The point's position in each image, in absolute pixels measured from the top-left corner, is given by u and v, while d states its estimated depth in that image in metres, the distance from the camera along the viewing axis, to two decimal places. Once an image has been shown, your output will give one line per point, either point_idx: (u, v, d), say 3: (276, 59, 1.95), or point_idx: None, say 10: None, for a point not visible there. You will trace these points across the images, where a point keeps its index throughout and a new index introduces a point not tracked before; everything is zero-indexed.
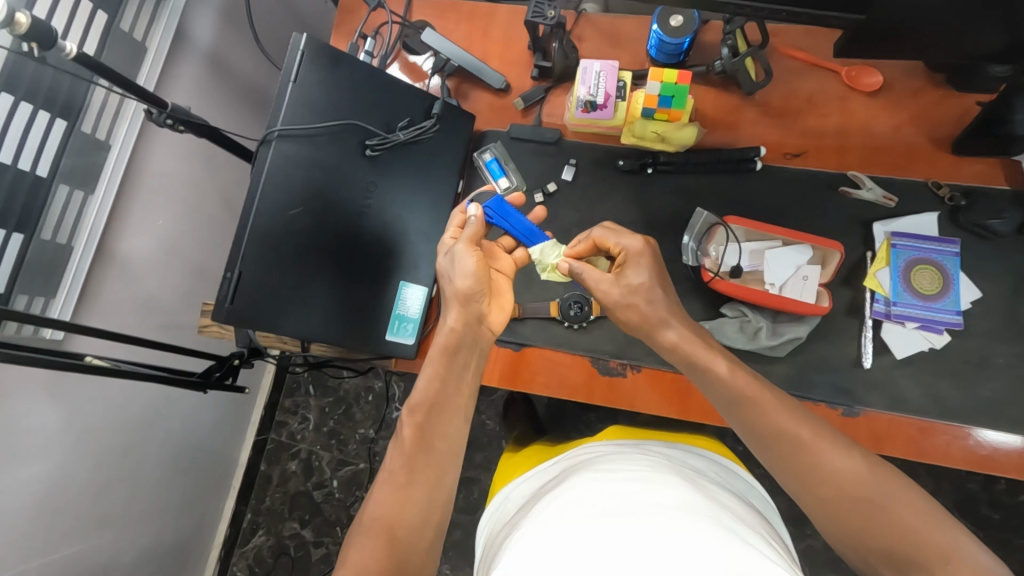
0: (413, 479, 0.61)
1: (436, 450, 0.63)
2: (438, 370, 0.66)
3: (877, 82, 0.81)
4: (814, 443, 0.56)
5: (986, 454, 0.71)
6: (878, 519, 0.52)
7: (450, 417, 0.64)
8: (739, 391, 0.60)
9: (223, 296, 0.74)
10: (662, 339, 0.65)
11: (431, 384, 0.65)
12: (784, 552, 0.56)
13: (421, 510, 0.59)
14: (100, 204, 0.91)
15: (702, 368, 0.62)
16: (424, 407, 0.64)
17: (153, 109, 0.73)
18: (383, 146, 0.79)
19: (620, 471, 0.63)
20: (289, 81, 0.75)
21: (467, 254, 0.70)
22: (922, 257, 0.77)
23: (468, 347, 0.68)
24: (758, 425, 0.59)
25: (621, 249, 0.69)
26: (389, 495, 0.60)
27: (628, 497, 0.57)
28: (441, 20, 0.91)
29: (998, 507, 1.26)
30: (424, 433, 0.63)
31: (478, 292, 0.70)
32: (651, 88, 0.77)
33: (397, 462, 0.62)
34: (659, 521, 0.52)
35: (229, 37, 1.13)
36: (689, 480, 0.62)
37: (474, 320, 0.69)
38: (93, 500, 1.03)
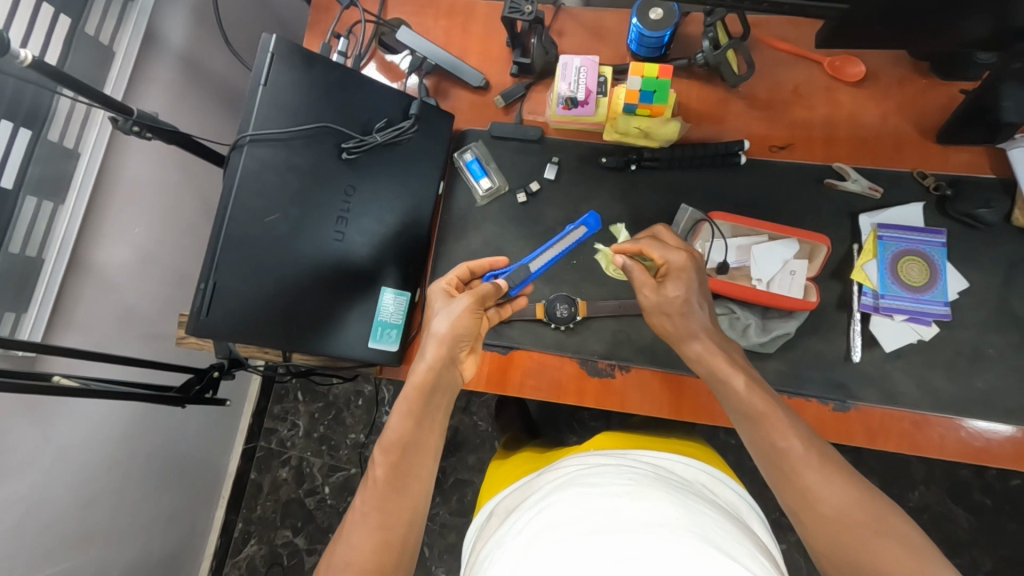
0: (386, 518, 0.60)
1: (408, 490, 0.62)
2: (412, 409, 0.65)
3: (861, 71, 0.79)
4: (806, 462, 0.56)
5: (980, 445, 0.71)
6: (859, 548, 0.52)
7: (424, 457, 0.64)
8: (753, 406, 0.60)
9: (198, 307, 0.71)
10: (687, 350, 0.66)
11: (405, 426, 0.64)
12: (769, 565, 0.56)
13: (394, 547, 0.59)
14: (72, 215, 0.88)
15: (721, 380, 0.63)
16: (399, 446, 0.63)
17: (118, 117, 0.72)
18: (361, 148, 0.76)
19: (603, 483, 0.62)
20: (259, 84, 0.73)
21: (465, 308, 0.68)
22: (910, 248, 0.76)
23: (445, 391, 0.67)
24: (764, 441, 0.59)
25: (665, 261, 0.68)
26: (363, 535, 0.59)
27: (616, 512, 0.56)
28: (419, 17, 0.89)
29: (990, 493, 1.27)
30: (396, 474, 0.62)
31: (464, 340, 0.69)
32: (632, 83, 0.75)
33: (369, 504, 0.61)
34: (646, 540, 0.52)
35: (202, 39, 1.10)
36: (677, 492, 0.61)
37: (452, 364, 0.68)
38: (77, 518, 1.01)
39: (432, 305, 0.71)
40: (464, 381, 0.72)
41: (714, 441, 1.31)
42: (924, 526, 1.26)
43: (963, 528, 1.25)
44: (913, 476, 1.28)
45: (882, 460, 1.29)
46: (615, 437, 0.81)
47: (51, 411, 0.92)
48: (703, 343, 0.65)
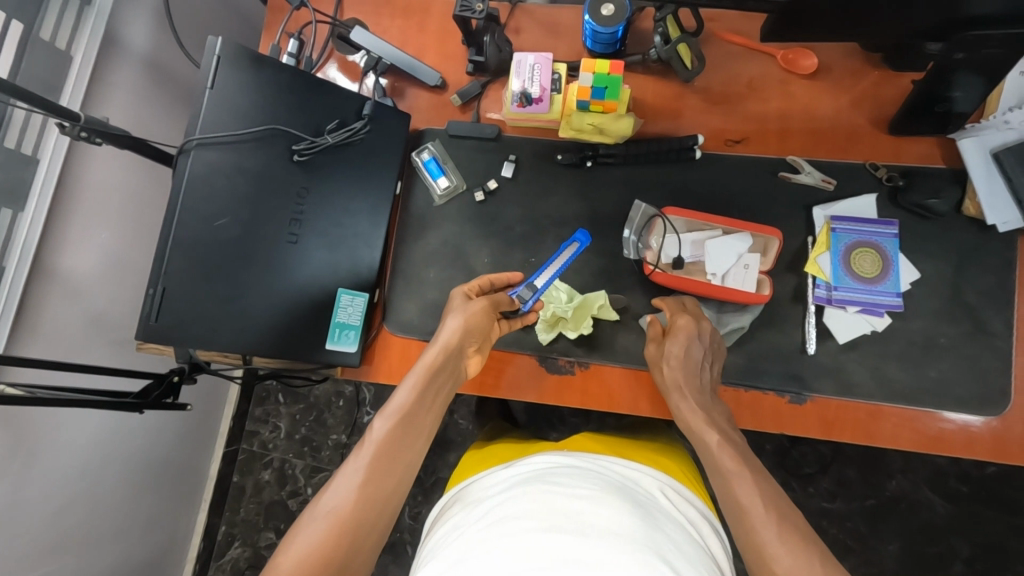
0: (375, 479, 0.60)
1: (399, 459, 0.62)
2: (418, 385, 0.65)
3: (813, 64, 0.80)
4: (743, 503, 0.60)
5: (932, 434, 0.72)
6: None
7: (417, 434, 0.64)
8: (720, 457, 0.64)
9: (148, 311, 0.71)
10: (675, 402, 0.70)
11: (410, 398, 0.65)
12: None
13: (375, 509, 0.59)
14: (32, 222, 0.88)
15: (698, 437, 0.67)
16: (402, 415, 0.63)
17: (65, 123, 0.71)
18: (312, 150, 0.76)
19: (568, 484, 0.62)
20: (206, 87, 0.73)
21: (477, 307, 0.70)
22: (862, 240, 0.77)
23: (449, 377, 0.68)
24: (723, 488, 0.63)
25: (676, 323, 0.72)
26: (350, 490, 0.59)
27: (582, 512, 0.56)
28: (376, 16, 0.88)
29: (966, 480, 1.27)
30: (392, 442, 0.62)
31: (475, 338, 0.70)
32: (583, 79, 0.76)
33: (361, 463, 0.61)
34: (601, 550, 0.51)
35: (165, 41, 1.09)
36: (636, 505, 0.61)
37: (459, 354, 0.69)
38: (50, 528, 1.00)
39: (451, 303, 0.72)
40: (468, 376, 0.73)
41: None
42: (901, 515, 1.26)
43: (940, 515, 1.26)
44: (889, 464, 1.28)
45: (858, 450, 1.30)
46: (593, 439, 0.82)
47: (19, 419, 0.91)
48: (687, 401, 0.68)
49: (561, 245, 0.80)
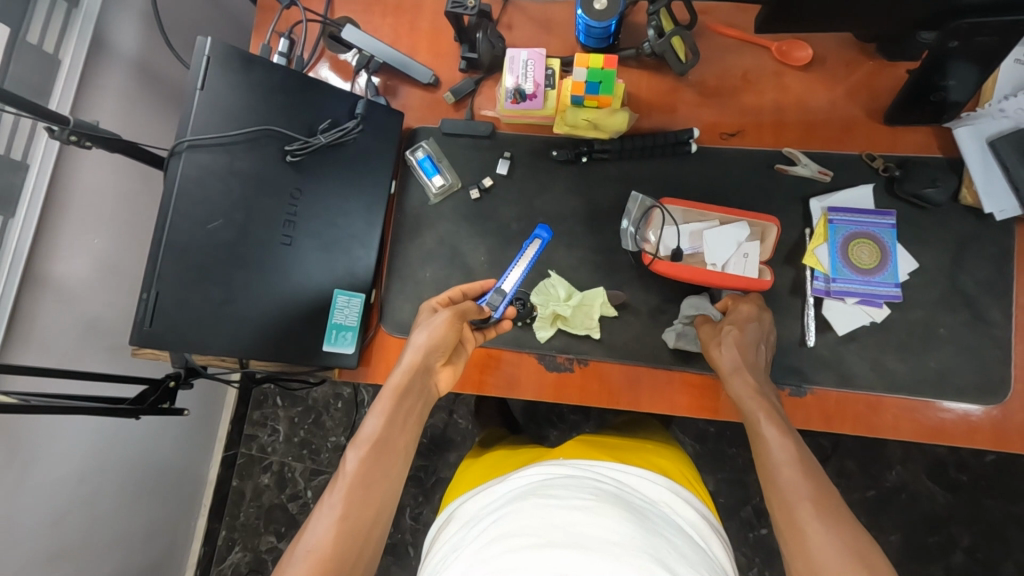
0: (353, 511, 0.59)
1: (377, 487, 0.61)
2: (387, 409, 0.64)
3: (808, 55, 0.79)
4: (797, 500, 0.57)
5: (933, 424, 0.72)
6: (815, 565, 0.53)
7: (394, 458, 0.63)
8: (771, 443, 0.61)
9: (141, 317, 0.70)
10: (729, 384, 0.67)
11: (381, 424, 0.63)
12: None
13: (357, 541, 0.58)
14: (23, 229, 0.87)
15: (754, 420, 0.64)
16: (374, 443, 0.62)
17: (53, 127, 0.70)
18: (305, 150, 0.75)
19: (562, 495, 0.61)
20: (197, 88, 0.72)
21: (442, 321, 0.68)
22: (860, 231, 0.76)
23: (418, 397, 0.67)
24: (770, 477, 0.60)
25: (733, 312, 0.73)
26: (329, 527, 0.57)
27: (574, 526, 0.56)
28: (366, 14, 0.88)
29: (966, 470, 1.27)
30: (367, 472, 0.61)
31: (442, 353, 0.69)
32: (577, 75, 0.75)
33: (337, 497, 0.59)
34: (601, 565, 0.51)
35: (154, 43, 1.08)
36: (634, 511, 0.60)
37: (426, 370, 0.68)
38: (48, 536, 0.99)
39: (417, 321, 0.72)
40: (439, 390, 0.72)
41: (692, 429, 1.31)
42: (902, 505, 1.27)
43: (940, 505, 1.26)
44: (889, 455, 1.28)
45: (858, 441, 1.30)
46: (583, 444, 0.81)
47: (14, 429, 0.90)
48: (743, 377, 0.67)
49: (523, 245, 0.78)
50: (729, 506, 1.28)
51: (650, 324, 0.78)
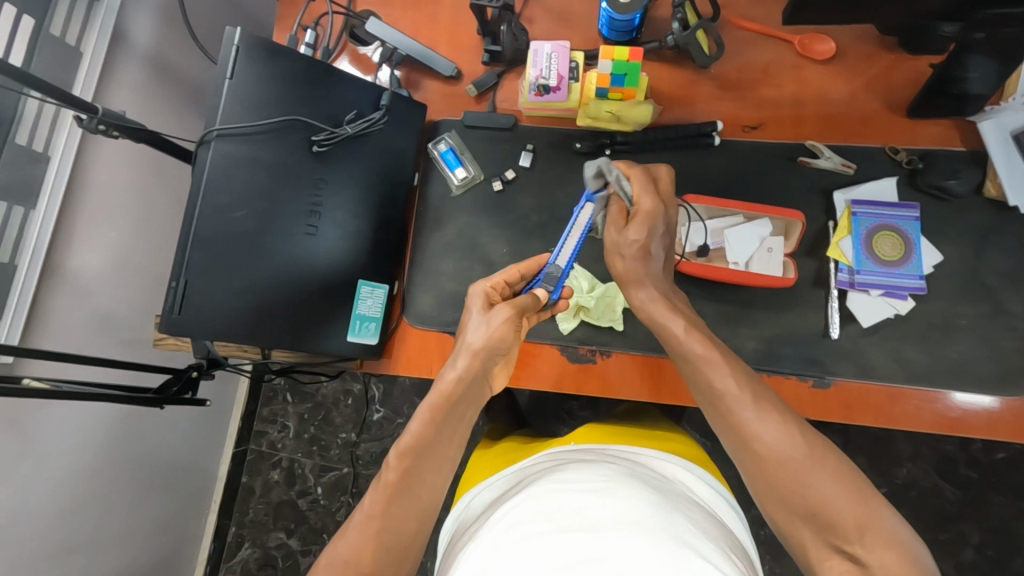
0: (389, 523, 0.59)
1: (416, 497, 0.61)
2: (433, 416, 0.64)
3: (830, 49, 0.79)
4: (748, 408, 0.58)
5: (956, 417, 0.72)
6: (803, 489, 0.54)
7: (437, 466, 0.63)
8: (693, 354, 0.61)
9: (171, 305, 0.70)
10: (633, 297, 0.67)
11: (425, 431, 0.63)
12: (743, 567, 0.54)
13: (395, 552, 0.59)
14: (43, 220, 0.87)
15: (660, 326, 0.64)
16: (413, 453, 0.62)
17: (83, 116, 0.70)
18: (331, 141, 0.76)
19: (576, 479, 0.60)
20: (225, 78, 0.72)
21: (503, 321, 0.65)
22: (883, 224, 0.76)
23: (468, 404, 0.65)
24: (704, 387, 0.60)
25: (639, 201, 0.65)
26: (365, 536, 0.59)
27: (589, 507, 0.54)
28: (387, 7, 0.88)
29: (976, 466, 1.27)
30: (406, 480, 0.61)
31: (501, 352, 0.66)
32: (603, 66, 0.75)
33: (377, 503, 0.60)
34: (619, 548, 0.49)
35: (171, 37, 1.08)
36: (654, 491, 0.59)
37: (483, 374, 0.66)
38: (59, 526, 0.99)
39: (467, 308, 0.69)
40: (492, 393, 0.71)
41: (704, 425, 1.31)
42: (913, 502, 1.27)
43: (950, 502, 1.26)
44: (900, 452, 1.28)
45: (869, 438, 1.30)
46: (596, 429, 0.82)
47: (27, 420, 0.90)
48: (649, 292, 0.65)
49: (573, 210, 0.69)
50: (742, 503, 1.28)
51: None
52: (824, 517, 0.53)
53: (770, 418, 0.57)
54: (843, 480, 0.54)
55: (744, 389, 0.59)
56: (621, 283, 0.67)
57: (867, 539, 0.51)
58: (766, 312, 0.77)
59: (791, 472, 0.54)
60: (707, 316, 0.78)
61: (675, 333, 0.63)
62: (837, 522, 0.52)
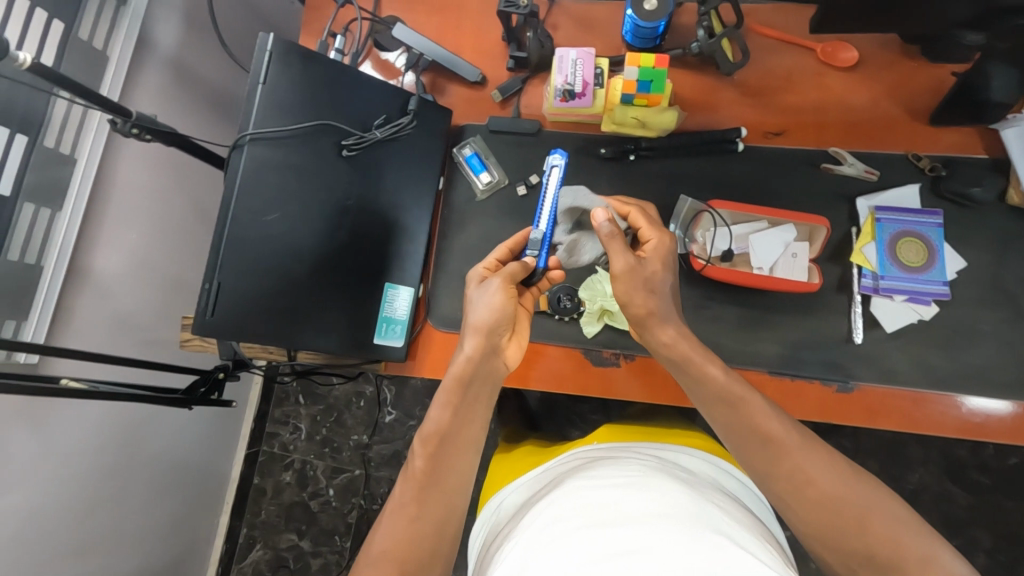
0: (421, 513, 0.60)
1: (445, 485, 0.62)
2: (451, 400, 0.64)
3: (853, 56, 0.80)
4: (798, 451, 0.59)
5: (979, 422, 0.72)
6: (865, 528, 0.55)
7: (462, 452, 0.63)
8: (724, 393, 0.63)
9: (203, 307, 0.71)
10: (660, 336, 0.65)
11: (444, 416, 0.63)
12: (782, 557, 0.54)
13: (431, 537, 0.60)
14: (69, 221, 0.87)
15: (696, 367, 0.64)
16: (436, 438, 0.63)
17: (117, 119, 0.71)
18: (360, 145, 0.77)
19: (605, 473, 0.61)
20: (258, 83, 0.73)
21: (496, 291, 0.66)
22: (906, 230, 0.77)
23: (484, 382, 0.65)
24: (747, 428, 0.61)
25: (648, 236, 0.69)
26: (398, 528, 0.60)
27: (622, 501, 0.55)
28: (411, 13, 0.89)
29: (988, 472, 1.27)
30: (433, 469, 0.62)
31: (504, 325, 0.67)
32: (628, 74, 0.76)
33: (408, 495, 0.61)
34: (655, 535, 0.50)
35: (195, 41, 1.09)
36: (686, 485, 0.60)
37: (492, 352, 0.66)
38: (79, 527, 0.99)
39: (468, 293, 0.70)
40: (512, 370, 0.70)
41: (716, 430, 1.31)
42: (927, 507, 1.27)
43: (962, 507, 1.27)
44: (913, 457, 1.28)
45: (881, 443, 1.30)
46: (618, 429, 0.80)
47: (49, 420, 0.89)
48: (677, 330, 0.65)
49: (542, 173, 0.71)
50: None
51: (695, 319, 0.78)
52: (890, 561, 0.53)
53: (818, 459, 0.58)
54: (897, 518, 0.55)
55: (787, 428, 0.60)
56: (638, 323, 0.67)
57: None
58: (790, 316, 0.77)
59: (850, 511, 0.55)
60: (731, 320, 0.78)
61: (715, 377, 0.63)
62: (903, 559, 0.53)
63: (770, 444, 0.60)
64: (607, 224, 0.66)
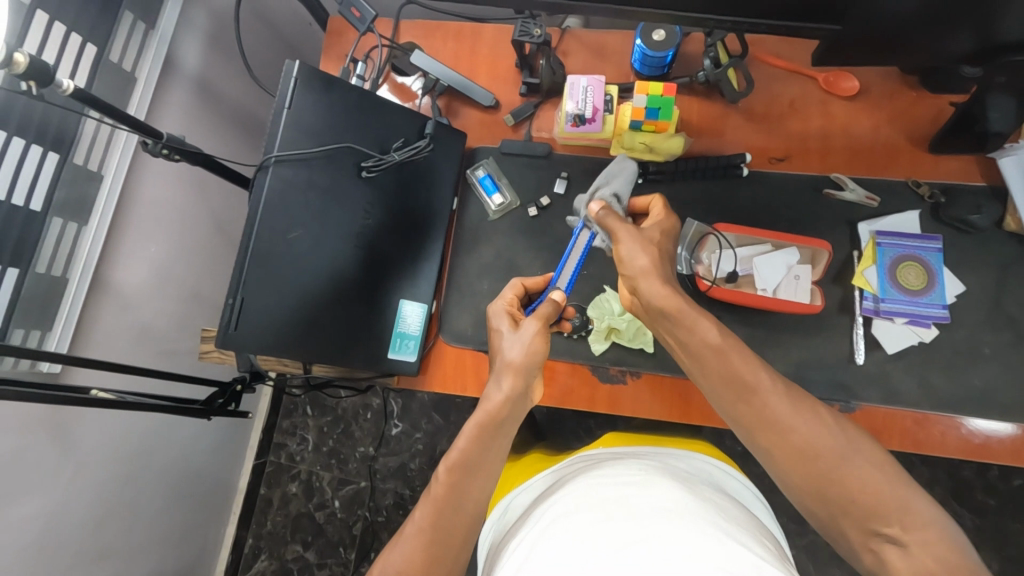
0: (440, 536, 0.62)
1: (464, 509, 0.63)
2: (479, 434, 0.64)
3: (854, 86, 0.83)
4: (772, 397, 0.58)
5: (980, 443, 0.74)
6: (851, 481, 0.55)
7: (485, 477, 0.64)
8: (711, 344, 0.60)
9: (226, 322, 0.74)
10: (651, 291, 0.62)
11: (470, 449, 0.64)
12: (776, 552, 0.56)
13: (447, 554, 0.62)
14: (94, 235, 0.90)
15: (687, 325, 0.60)
16: (460, 469, 0.63)
17: (148, 140, 0.74)
18: (379, 167, 0.80)
19: (614, 474, 0.62)
20: (284, 107, 0.76)
21: (536, 334, 0.67)
22: (907, 254, 0.79)
23: (513, 422, 0.66)
24: (725, 379, 0.59)
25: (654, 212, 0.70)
26: (416, 551, 0.61)
27: (627, 499, 0.57)
28: (429, 39, 0.93)
29: (993, 493, 1.28)
30: (454, 494, 0.63)
31: (536, 364, 0.67)
32: (638, 100, 0.79)
33: (426, 519, 0.63)
34: (660, 526, 0.51)
35: (218, 62, 1.12)
36: (687, 484, 0.61)
37: (526, 389, 0.67)
38: (92, 535, 1.00)
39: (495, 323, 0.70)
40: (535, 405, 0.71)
41: (720, 446, 1.32)
42: None
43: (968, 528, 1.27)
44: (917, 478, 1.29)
45: None
46: (623, 436, 0.83)
47: (69, 427, 0.91)
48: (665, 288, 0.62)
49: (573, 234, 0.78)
50: None
51: None
52: (870, 512, 0.55)
53: (809, 411, 0.58)
54: (873, 464, 0.56)
55: (770, 377, 0.59)
56: (634, 276, 0.64)
57: (906, 521, 0.53)
58: (794, 336, 0.79)
59: (833, 458, 0.56)
60: (737, 340, 0.80)
61: (705, 336, 0.60)
62: (878, 509, 0.54)
63: (751, 393, 0.59)
64: (601, 212, 0.68)
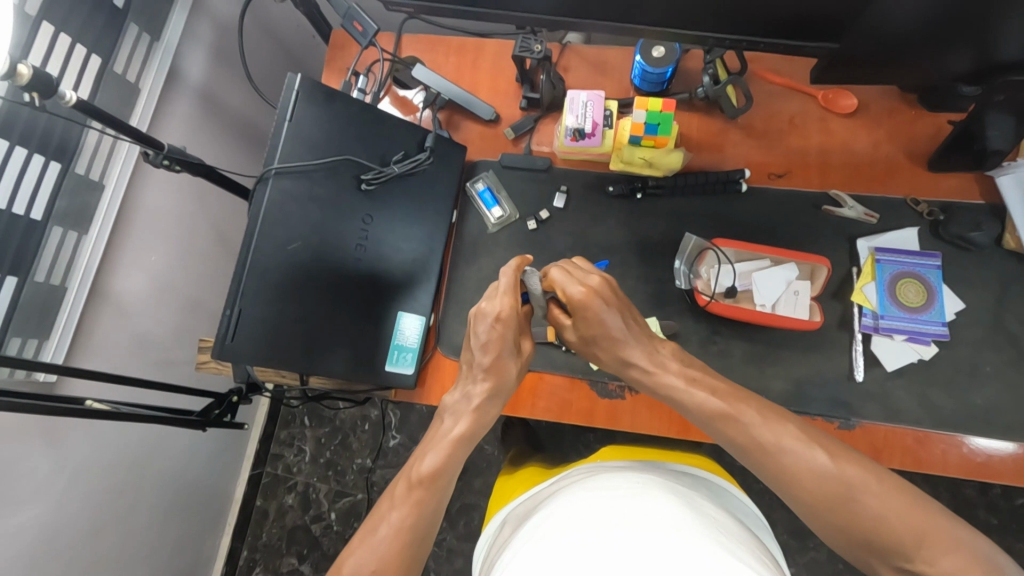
0: (411, 539, 0.64)
1: (433, 514, 0.66)
2: (456, 451, 0.69)
3: (853, 103, 0.84)
4: (778, 449, 0.60)
5: (981, 462, 0.73)
6: (865, 519, 0.55)
7: (449, 487, 0.69)
8: (705, 407, 0.63)
9: (224, 331, 0.74)
10: (631, 373, 0.69)
11: (447, 463, 0.68)
12: (773, 568, 0.55)
13: (413, 554, 0.64)
14: (94, 244, 0.90)
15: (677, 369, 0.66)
16: (437, 480, 0.67)
17: (150, 151, 0.74)
18: (379, 179, 0.80)
19: (610, 485, 0.62)
20: (285, 120, 0.77)
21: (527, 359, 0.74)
22: (906, 271, 0.79)
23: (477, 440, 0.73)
24: (738, 440, 0.62)
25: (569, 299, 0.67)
26: (389, 551, 0.62)
27: (624, 509, 0.56)
28: (431, 54, 0.93)
29: (996, 512, 1.27)
30: (428, 501, 0.66)
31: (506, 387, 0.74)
32: (637, 116, 0.79)
33: (399, 522, 0.64)
34: (653, 540, 0.51)
35: (222, 74, 1.13)
36: (685, 497, 0.61)
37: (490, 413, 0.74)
38: (85, 546, 0.99)
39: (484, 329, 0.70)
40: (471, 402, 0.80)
41: (720, 461, 1.30)
42: None
43: None
44: None
45: None
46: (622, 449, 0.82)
47: (65, 437, 0.91)
48: (642, 369, 0.67)
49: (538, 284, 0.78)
50: None
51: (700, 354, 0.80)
52: (892, 547, 0.54)
53: (808, 455, 0.58)
54: (897, 504, 0.55)
55: (765, 427, 0.61)
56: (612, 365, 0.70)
57: (928, 554, 0.52)
58: (793, 352, 0.79)
59: (843, 497, 0.56)
60: (736, 355, 0.80)
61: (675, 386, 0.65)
62: (900, 546, 0.54)
63: (759, 448, 0.60)
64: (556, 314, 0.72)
